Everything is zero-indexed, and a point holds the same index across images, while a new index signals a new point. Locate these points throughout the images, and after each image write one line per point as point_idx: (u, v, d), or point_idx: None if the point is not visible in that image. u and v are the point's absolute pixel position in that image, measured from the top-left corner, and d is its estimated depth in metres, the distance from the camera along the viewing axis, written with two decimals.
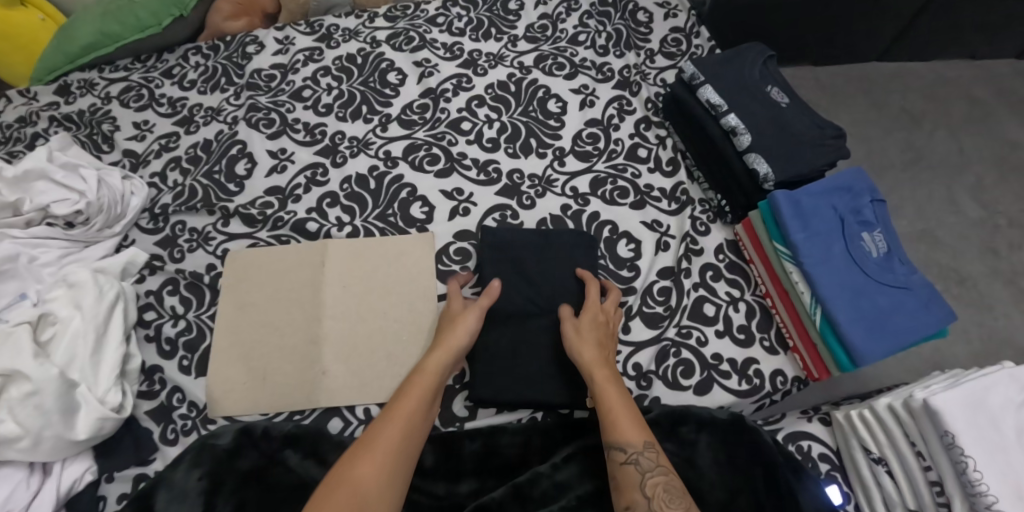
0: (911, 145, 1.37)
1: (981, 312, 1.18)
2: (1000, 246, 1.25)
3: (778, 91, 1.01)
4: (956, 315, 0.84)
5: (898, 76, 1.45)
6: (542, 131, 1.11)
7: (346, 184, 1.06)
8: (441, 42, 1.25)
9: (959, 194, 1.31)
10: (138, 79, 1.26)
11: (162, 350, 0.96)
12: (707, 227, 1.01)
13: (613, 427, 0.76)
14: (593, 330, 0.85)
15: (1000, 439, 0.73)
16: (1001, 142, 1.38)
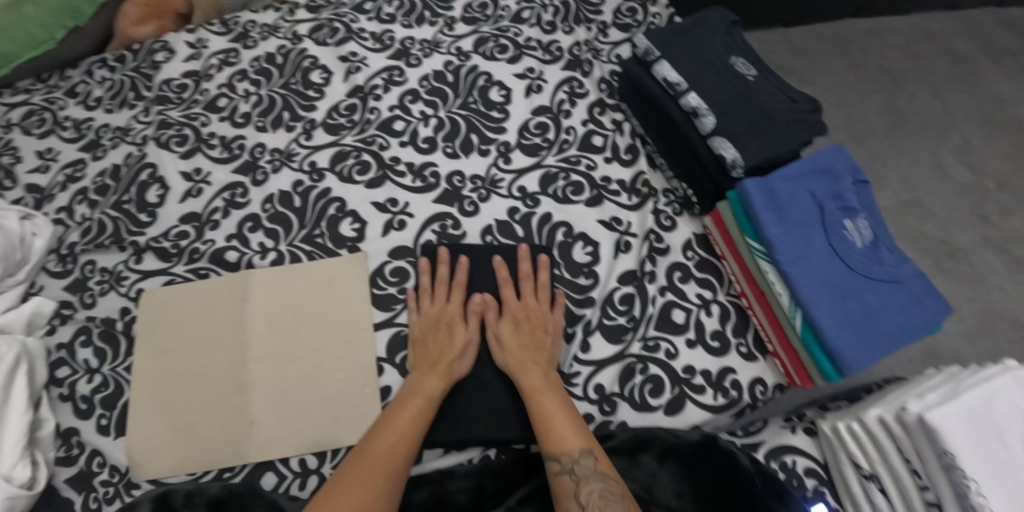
0: (893, 107, 1.25)
1: (976, 286, 1.08)
2: (991, 212, 1.15)
3: (744, 61, 0.88)
4: (951, 308, 0.74)
5: (880, 28, 1.32)
6: (484, 124, 1.00)
7: (268, 204, 0.95)
8: (369, 32, 1.12)
9: (947, 157, 1.20)
10: (39, 101, 1.13)
11: (78, 410, 0.86)
12: (673, 221, 0.90)
13: (550, 437, 0.71)
14: (512, 331, 0.81)
15: (1006, 457, 0.64)
16: (988, 97, 1.26)
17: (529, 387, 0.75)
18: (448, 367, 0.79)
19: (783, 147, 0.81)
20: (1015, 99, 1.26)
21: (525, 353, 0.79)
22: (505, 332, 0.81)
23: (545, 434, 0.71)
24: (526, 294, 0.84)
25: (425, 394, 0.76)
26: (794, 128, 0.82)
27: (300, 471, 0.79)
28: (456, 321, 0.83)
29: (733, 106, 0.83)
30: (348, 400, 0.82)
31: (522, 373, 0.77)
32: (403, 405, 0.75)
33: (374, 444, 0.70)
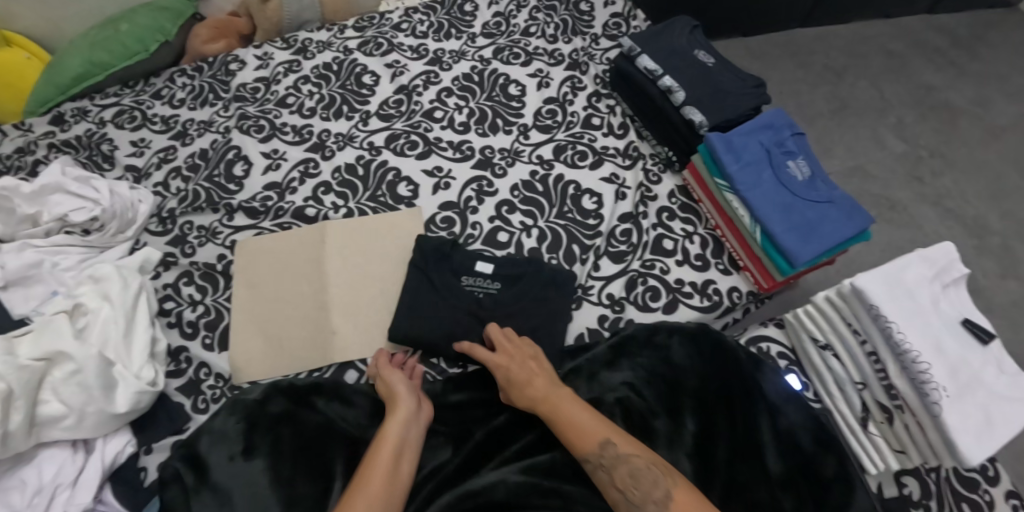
0: (836, 97, 1.54)
1: (913, 231, 1.35)
2: (924, 175, 1.44)
3: (705, 51, 1.18)
4: (872, 219, 1.01)
5: (821, 39, 1.64)
6: (506, 112, 1.24)
7: (337, 173, 1.18)
8: (408, 45, 1.38)
9: (884, 134, 1.49)
10: (129, 102, 1.35)
11: (184, 333, 1.05)
12: (659, 177, 1.16)
13: (574, 440, 0.80)
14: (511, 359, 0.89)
15: (921, 310, 0.90)
16: (918, 86, 1.58)
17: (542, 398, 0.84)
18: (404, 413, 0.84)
19: (738, 112, 1.10)
20: (941, 86, 1.59)
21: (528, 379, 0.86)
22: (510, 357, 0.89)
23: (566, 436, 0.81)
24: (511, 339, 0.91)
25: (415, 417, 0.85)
26: (744, 98, 1.11)
27: None
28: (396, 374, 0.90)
29: (698, 86, 1.12)
30: None
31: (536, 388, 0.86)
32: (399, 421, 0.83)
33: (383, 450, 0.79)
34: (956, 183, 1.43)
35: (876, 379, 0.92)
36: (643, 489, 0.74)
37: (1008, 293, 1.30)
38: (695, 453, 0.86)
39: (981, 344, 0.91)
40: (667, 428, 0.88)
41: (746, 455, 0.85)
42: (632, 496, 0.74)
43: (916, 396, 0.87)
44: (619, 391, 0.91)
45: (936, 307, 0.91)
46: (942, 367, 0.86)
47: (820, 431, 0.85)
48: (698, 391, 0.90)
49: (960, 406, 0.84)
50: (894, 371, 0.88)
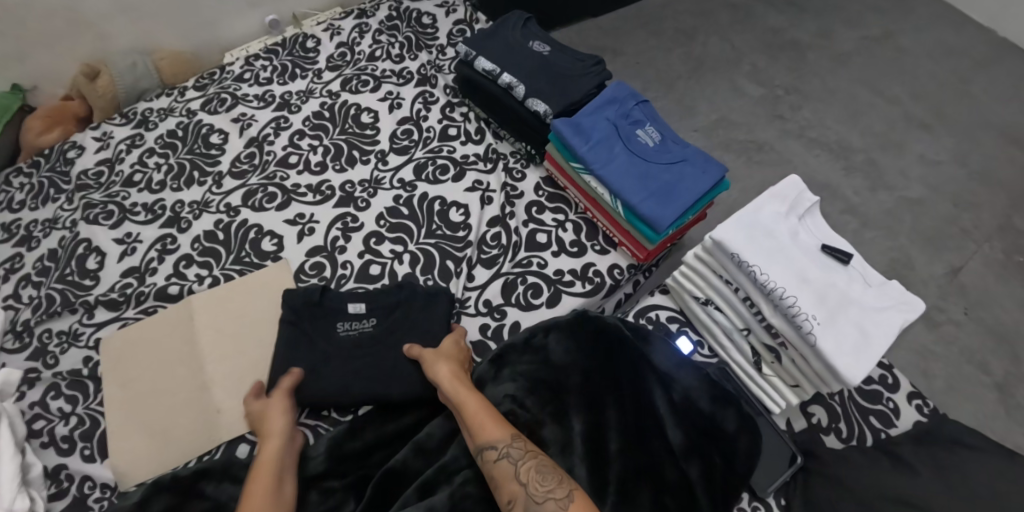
0: (690, 57, 1.58)
1: (783, 168, 1.41)
2: (784, 112, 1.50)
3: (540, 42, 1.19)
4: (726, 168, 1.03)
5: (667, 5, 1.68)
6: (361, 141, 1.21)
7: (197, 243, 1.12)
8: (253, 95, 1.32)
9: (740, 82, 1.54)
10: None
11: (60, 449, 0.96)
12: (522, 173, 1.15)
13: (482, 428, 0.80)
14: (444, 362, 0.88)
15: (779, 244, 0.89)
16: (765, 29, 1.66)
17: (460, 397, 0.84)
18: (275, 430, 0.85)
19: (577, 92, 1.10)
20: (786, 26, 1.67)
21: (461, 375, 0.86)
22: (434, 358, 0.88)
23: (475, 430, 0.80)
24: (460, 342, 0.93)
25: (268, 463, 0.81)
26: (582, 77, 1.13)
27: None
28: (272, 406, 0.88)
29: (535, 75, 1.12)
30: None
31: (451, 387, 0.84)
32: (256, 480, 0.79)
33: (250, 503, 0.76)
34: (815, 113, 1.51)
35: (759, 323, 0.90)
36: (548, 485, 0.73)
37: (878, 204, 1.39)
38: (587, 454, 0.81)
39: (843, 265, 0.90)
40: (557, 436, 0.83)
41: (633, 440, 0.82)
42: (535, 488, 0.73)
43: (793, 330, 0.85)
44: (504, 406, 0.86)
45: (796, 240, 0.91)
46: (811, 297, 0.85)
47: (713, 389, 0.87)
48: (583, 386, 0.86)
49: (834, 330, 0.83)
50: (770, 313, 0.87)
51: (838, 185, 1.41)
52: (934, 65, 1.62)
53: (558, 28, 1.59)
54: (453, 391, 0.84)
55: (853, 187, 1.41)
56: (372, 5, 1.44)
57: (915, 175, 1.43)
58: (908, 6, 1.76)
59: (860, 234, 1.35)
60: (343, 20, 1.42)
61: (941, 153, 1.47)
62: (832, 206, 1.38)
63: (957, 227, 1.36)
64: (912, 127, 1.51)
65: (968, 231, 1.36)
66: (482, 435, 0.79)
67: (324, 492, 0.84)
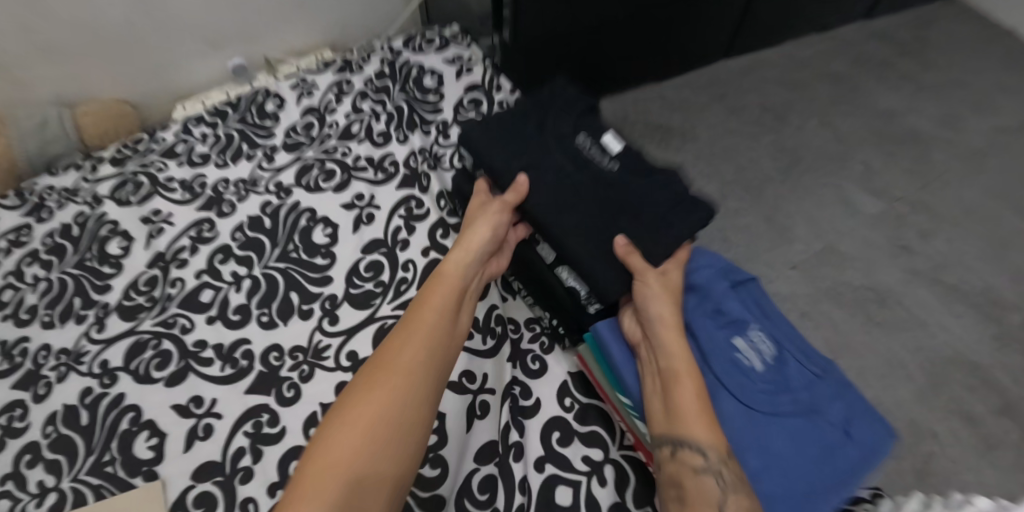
0: (783, 148, 1.14)
1: (914, 334, 0.95)
2: (911, 242, 1.05)
3: (613, 136, 0.72)
4: (885, 433, 0.62)
5: (753, 68, 1.26)
6: (305, 277, 0.81)
7: (51, 427, 0.75)
8: (178, 180, 0.94)
9: (850, 190, 1.10)
10: None
11: None
12: (541, 362, 0.73)
13: (697, 417, 0.57)
14: (667, 302, 0.63)
15: None
16: (876, 112, 1.21)
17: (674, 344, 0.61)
18: (465, 250, 0.67)
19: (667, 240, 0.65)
20: (902, 110, 1.22)
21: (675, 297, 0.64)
22: (659, 290, 0.63)
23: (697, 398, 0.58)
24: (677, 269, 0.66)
25: (439, 309, 0.63)
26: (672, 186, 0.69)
27: None
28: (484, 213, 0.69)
29: (597, 200, 0.67)
30: None
31: (669, 342, 0.61)
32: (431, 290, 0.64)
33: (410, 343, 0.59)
34: (950, 243, 1.05)
35: None
36: None
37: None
38: None
39: None
40: None
41: None
42: None
43: None
44: None
45: None
46: None
47: None
48: None
49: None
50: None
51: (988, 364, 0.94)
52: None
53: (606, 96, 1.17)
54: (667, 348, 0.61)
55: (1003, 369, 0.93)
56: (361, 54, 1.07)
57: None
58: None
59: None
60: (318, 72, 1.04)
61: None
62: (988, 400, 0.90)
63: None
64: None
65: None
66: (686, 426, 0.56)
67: None
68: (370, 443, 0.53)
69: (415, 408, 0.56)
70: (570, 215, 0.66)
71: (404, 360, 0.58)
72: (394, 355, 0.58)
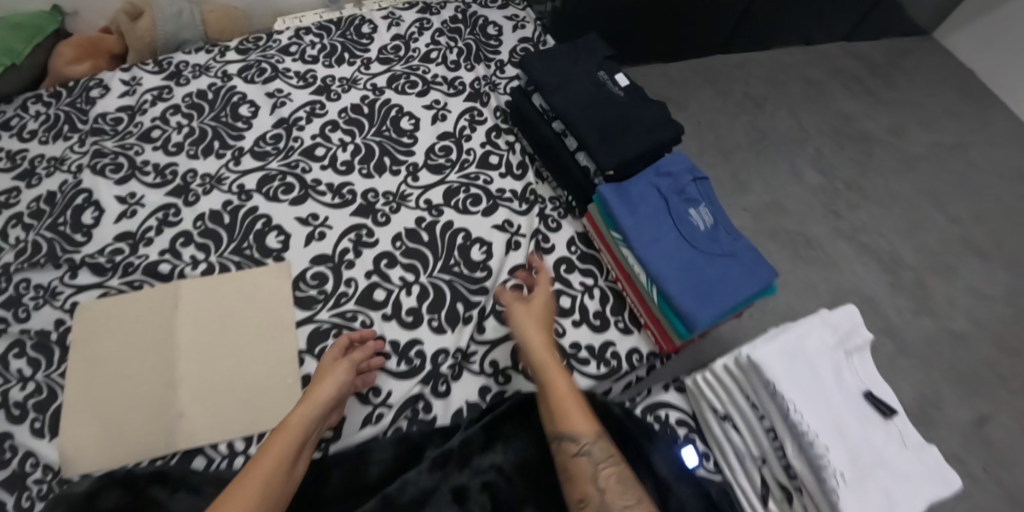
0: (755, 127, 1.48)
1: (828, 270, 1.29)
2: (840, 208, 1.39)
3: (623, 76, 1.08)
4: (775, 273, 0.94)
5: (741, 65, 1.60)
6: (395, 149, 1.13)
7: (199, 222, 1.05)
8: (294, 71, 1.24)
9: (801, 166, 1.44)
10: None
11: (10, 415, 0.89)
12: (558, 223, 1.06)
13: (565, 418, 0.78)
14: (536, 331, 0.86)
15: (817, 383, 0.81)
16: (836, 114, 1.56)
17: (545, 365, 0.82)
18: (320, 393, 0.80)
19: (652, 137, 1.00)
20: (858, 114, 1.57)
21: (541, 330, 0.86)
22: (527, 324, 0.86)
23: (562, 412, 0.78)
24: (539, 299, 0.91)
25: (293, 434, 0.76)
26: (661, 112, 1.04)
27: (227, 453, 0.87)
28: (331, 374, 0.83)
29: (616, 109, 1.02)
30: (284, 383, 0.91)
31: (541, 359, 0.83)
32: (281, 428, 0.76)
33: (272, 453, 0.72)
34: (871, 215, 1.39)
35: (774, 455, 0.81)
36: (626, 500, 0.72)
37: (919, 331, 1.26)
38: None
39: (882, 416, 0.82)
40: None
41: None
42: (614, 497, 0.72)
43: (813, 477, 0.76)
44: (486, 477, 0.80)
45: (838, 380, 0.83)
46: (842, 450, 0.76)
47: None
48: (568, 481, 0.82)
49: (862, 493, 0.74)
50: (793, 453, 0.78)
51: (881, 299, 1.28)
52: (1005, 188, 1.49)
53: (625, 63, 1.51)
54: (542, 362, 0.82)
55: (888, 307, 1.27)
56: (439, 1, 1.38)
57: (964, 305, 1.30)
58: (987, 118, 1.64)
59: (894, 361, 1.21)
60: (406, 10, 1.35)
61: (996, 287, 1.33)
62: (871, 323, 1.25)
63: (995, 372, 1.23)
64: (966, 251, 1.38)
65: (1006, 381, 1.22)
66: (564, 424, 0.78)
67: None
68: (262, 506, 0.67)
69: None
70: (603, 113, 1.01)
71: (250, 495, 0.67)
72: (264, 455, 0.72)
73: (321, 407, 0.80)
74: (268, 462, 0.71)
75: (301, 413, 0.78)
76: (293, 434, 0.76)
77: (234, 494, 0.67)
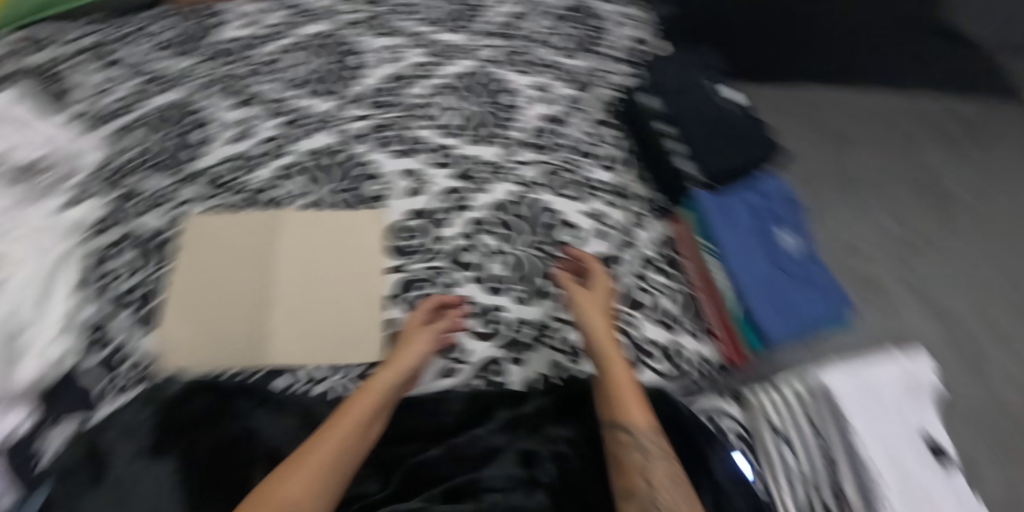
0: (834, 163, 1.52)
1: (884, 316, 1.30)
2: (907, 260, 1.38)
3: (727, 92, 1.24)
4: (838, 309, 1.07)
5: (831, 99, 1.63)
6: (499, 118, 1.23)
7: (310, 157, 1.12)
8: (416, 32, 1.38)
9: (873, 209, 1.46)
10: (122, 45, 1.31)
11: (113, 304, 0.96)
12: (645, 222, 1.12)
13: (621, 412, 0.81)
14: (599, 324, 0.91)
15: (881, 418, 0.94)
16: (918, 167, 1.54)
17: (605, 364, 0.86)
18: (403, 362, 0.86)
19: (745, 160, 1.15)
20: (945, 173, 1.53)
21: (603, 328, 0.90)
22: (590, 321, 0.91)
23: (616, 408, 0.82)
24: (596, 299, 0.94)
25: (377, 396, 0.81)
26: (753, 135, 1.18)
27: (308, 379, 0.90)
28: (415, 343, 0.89)
29: (714, 125, 1.17)
30: (370, 322, 0.95)
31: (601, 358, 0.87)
32: (365, 390, 0.81)
33: (354, 414, 0.77)
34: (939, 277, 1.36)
35: (830, 485, 0.87)
36: (672, 498, 0.74)
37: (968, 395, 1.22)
38: None
39: (944, 470, 0.90)
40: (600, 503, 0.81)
41: None
42: (661, 493, 0.74)
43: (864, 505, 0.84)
44: (556, 446, 0.85)
45: (908, 430, 0.94)
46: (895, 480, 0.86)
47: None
48: None
49: None
50: (849, 480, 0.87)
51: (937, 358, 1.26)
52: None
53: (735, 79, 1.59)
54: (599, 361, 0.87)
55: (950, 370, 1.25)
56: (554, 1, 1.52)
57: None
58: None
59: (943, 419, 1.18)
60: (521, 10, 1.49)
61: None
62: None
63: None
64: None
65: None
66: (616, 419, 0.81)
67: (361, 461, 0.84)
68: (337, 466, 0.72)
69: (337, 486, 0.72)
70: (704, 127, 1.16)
71: (328, 452, 0.73)
72: (346, 414, 0.77)
73: (402, 375, 0.84)
74: (350, 421, 0.76)
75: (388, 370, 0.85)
76: (376, 397, 0.80)
77: (313, 450, 0.73)
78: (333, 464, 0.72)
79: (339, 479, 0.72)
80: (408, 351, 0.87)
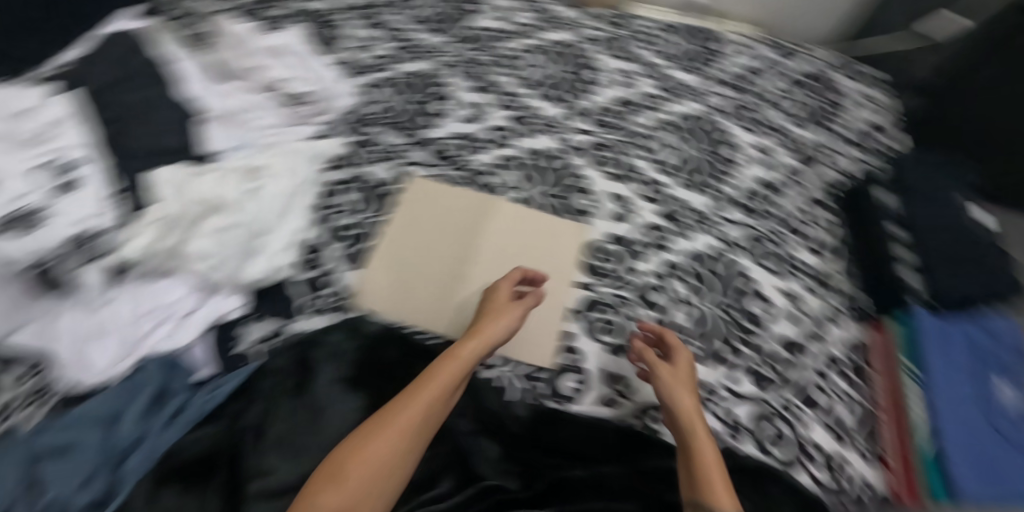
0: None
1: None
2: None
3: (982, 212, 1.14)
4: None
5: None
6: (717, 173, 1.20)
7: (529, 154, 1.16)
8: (651, 63, 1.39)
9: None
10: (389, 9, 1.45)
11: (330, 234, 1.06)
12: (842, 320, 1.05)
13: (705, 481, 0.75)
14: (687, 395, 0.85)
15: None
16: None
17: (688, 429, 0.81)
18: (486, 334, 0.88)
19: (989, 286, 1.03)
20: None
21: (684, 388, 0.86)
22: (671, 382, 0.85)
23: (699, 476, 0.76)
24: (678, 361, 0.89)
25: (452, 373, 0.82)
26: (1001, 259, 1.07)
27: (479, 361, 0.95)
28: (491, 319, 0.90)
29: (961, 240, 1.07)
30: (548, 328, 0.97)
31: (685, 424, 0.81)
32: (442, 363, 0.83)
33: (428, 389, 0.79)
34: None
35: None
36: None
37: None
38: None
39: None
40: None
41: None
42: None
43: None
44: None
45: None
46: None
47: None
48: None
49: None
50: None
51: None
52: None
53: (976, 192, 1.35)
54: (682, 428, 0.82)
55: None
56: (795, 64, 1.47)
57: None
58: None
59: None
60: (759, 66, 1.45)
61: None
62: None
63: None
64: None
65: None
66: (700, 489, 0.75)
67: (507, 455, 0.86)
68: (410, 435, 0.75)
69: (406, 456, 0.75)
70: (948, 235, 1.07)
71: (402, 422, 0.76)
72: (422, 389, 0.79)
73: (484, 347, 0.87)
74: (423, 396, 0.78)
75: (470, 350, 0.85)
76: (454, 372, 0.82)
77: (388, 418, 0.76)
78: (406, 433, 0.75)
79: (410, 452, 0.75)
80: (483, 330, 0.88)
